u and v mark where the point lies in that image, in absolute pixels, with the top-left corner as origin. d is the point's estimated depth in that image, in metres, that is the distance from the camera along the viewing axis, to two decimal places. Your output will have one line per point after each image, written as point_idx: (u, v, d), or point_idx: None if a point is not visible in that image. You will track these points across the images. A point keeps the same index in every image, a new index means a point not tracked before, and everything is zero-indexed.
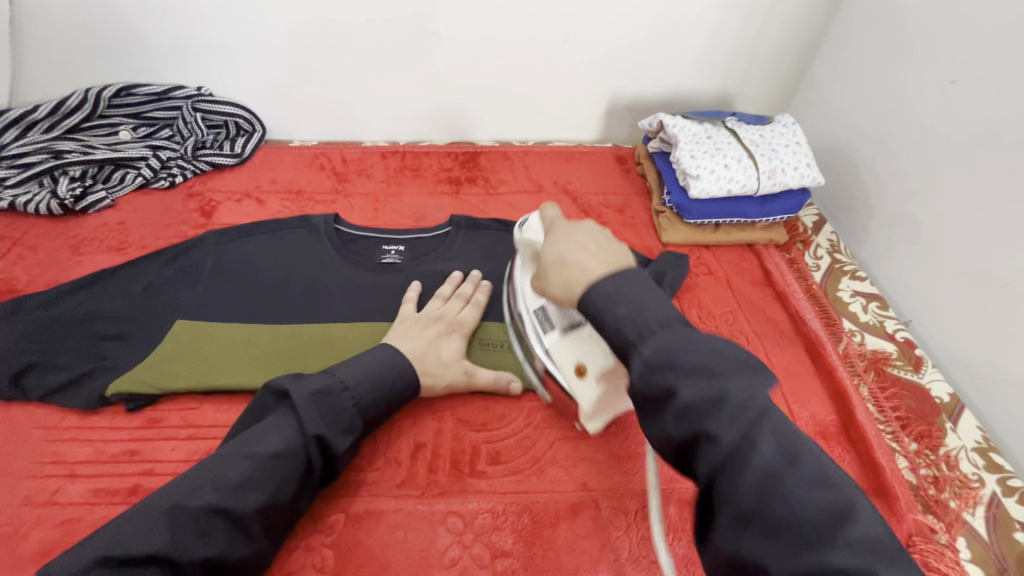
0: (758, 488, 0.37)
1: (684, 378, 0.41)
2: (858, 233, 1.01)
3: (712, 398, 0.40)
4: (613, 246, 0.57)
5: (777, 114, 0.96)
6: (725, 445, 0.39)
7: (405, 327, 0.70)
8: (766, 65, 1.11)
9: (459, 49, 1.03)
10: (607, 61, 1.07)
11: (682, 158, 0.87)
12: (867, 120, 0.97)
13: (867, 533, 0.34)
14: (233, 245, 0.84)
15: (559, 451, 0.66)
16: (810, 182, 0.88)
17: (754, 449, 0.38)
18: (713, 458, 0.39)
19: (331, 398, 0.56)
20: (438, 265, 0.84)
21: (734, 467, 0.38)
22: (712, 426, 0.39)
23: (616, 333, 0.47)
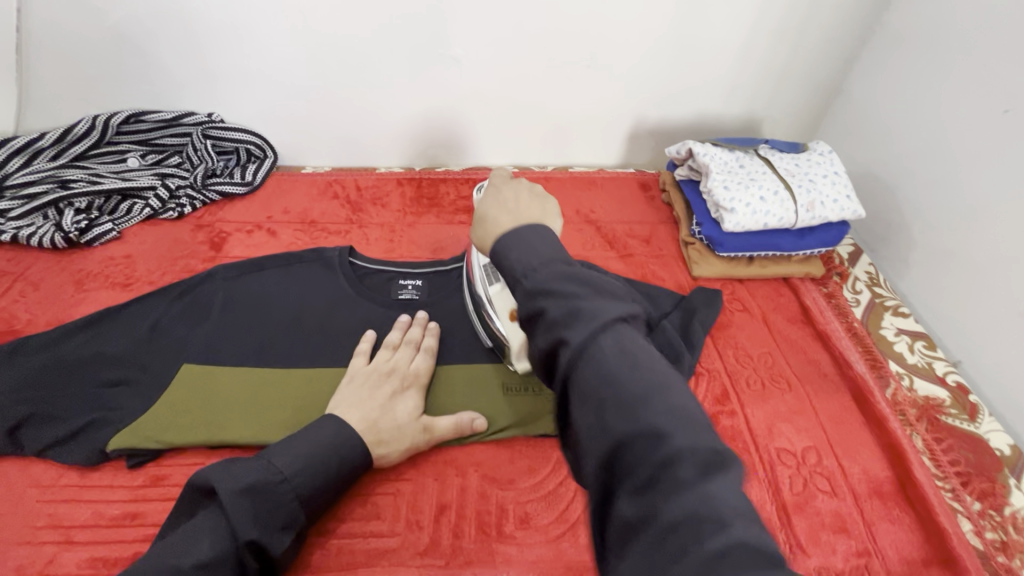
0: (631, 426, 0.35)
1: (553, 302, 0.41)
2: (897, 265, 0.96)
3: (608, 372, 0.37)
4: (531, 203, 0.53)
5: (812, 142, 0.91)
6: (574, 350, 0.38)
7: (352, 388, 0.64)
8: (795, 89, 1.07)
9: (479, 75, 1.00)
10: (631, 85, 1.04)
11: (715, 189, 0.82)
12: (906, 147, 0.93)
13: (669, 453, 0.34)
14: (244, 281, 0.80)
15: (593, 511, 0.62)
16: (851, 215, 0.84)
17: (642, 417, 0.36)
18: (605, 429, 0.36)
19: (263, 490, 0.50)
20: (458, 301, 0.80)
21: (587, 383, 0.38)
22: (610, 394, 0.37)
23: (506, 273, 0.45)
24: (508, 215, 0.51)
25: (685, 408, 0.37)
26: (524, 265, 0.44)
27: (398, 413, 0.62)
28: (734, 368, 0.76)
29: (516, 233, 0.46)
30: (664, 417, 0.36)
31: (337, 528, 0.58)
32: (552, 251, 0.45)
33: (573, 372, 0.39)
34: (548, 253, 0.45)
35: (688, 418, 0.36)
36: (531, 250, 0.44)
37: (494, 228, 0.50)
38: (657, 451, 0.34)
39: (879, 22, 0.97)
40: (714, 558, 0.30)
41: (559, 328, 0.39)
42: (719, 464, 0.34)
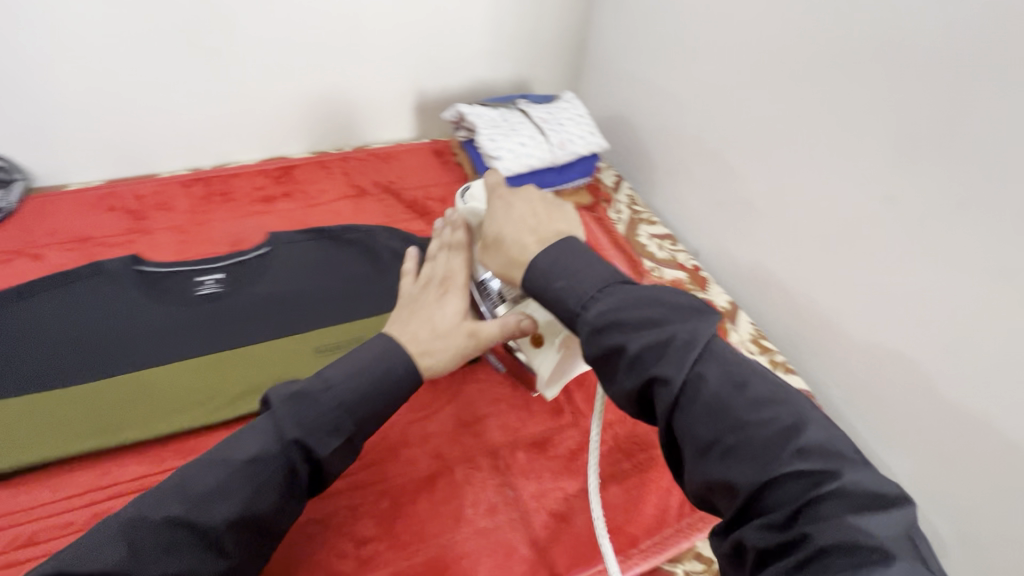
0: (720, 400, 0.41)
1: (630, 333, 0.44)
2: (647, 186, 1.17)
3: (661, 341, 0.43)
4: (455, 320, 0.61)
5: (560, 93, 1.07)
6: (676, 383, 0.42)
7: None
8: (549, 51, 1.23)
9: (246, 64, 1.00)
10: (404, 58, 1.11)
11: (484, 143, 0.93)
12: (632, 89, 1.13)
13: (813, 442, 0.39)
14: (9, 311, 0.74)
15: (407, 435, 0.71)
16: (596, 147, 1.01)
17: (703, 378, 0.42)
18: (669, 396, 0.42)
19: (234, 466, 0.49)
20: (265, 285, 0.82)
21: (687, 402, 0.42)
22: (661, 368, 0.42)
23: (560, 304, 0.49)
24: (428, 334, 0.60)
25: (760, 376, 0.43)
26: (578, 296, 0.48)
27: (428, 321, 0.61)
28: None
29: (547, 260, 0.51)
30: (716, 370, 0.43)
31: None
32: (599, 273, 0.50)
33: (675, 406, 0.43)
34: (596, 277, 0.49)
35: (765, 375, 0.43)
36: (585, 278, 0.49)
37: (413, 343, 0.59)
38: (795, 445, 0.38)
39: None
40: (809, 509, 0.36)
41: (649, 366, 0.43)
42: (785, 409, 0.41)
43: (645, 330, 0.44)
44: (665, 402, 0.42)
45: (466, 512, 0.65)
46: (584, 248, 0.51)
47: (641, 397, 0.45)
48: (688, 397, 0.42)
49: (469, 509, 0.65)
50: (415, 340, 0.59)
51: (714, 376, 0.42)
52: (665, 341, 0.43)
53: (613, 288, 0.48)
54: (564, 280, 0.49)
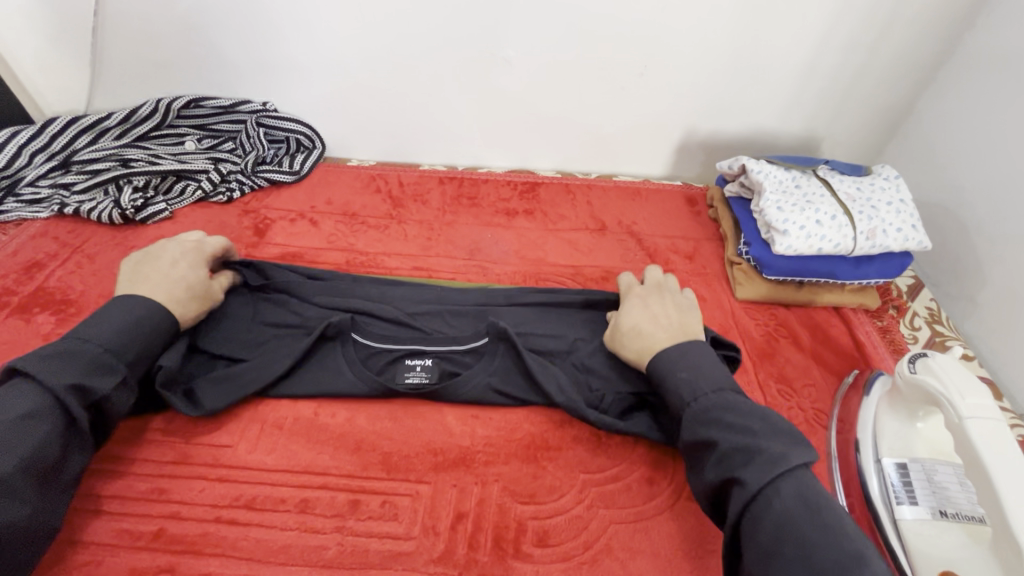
0: (778, 534, 0.45)
1: (724, 431, 0.52)
2: (962, 303, 0.89)
3: (737, 451, 0.50)
4: (678, 315, 0.66)
5: (876, 166, 0.85)
6: (750, 488, 0.47)
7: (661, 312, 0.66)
8: (862, 111, 1.01)
9: (532, 74, 0.99)
10: (682, 97, 1.01)
11: (768, 209, 0.79)
12: (981, 175, 0.87)
13: None
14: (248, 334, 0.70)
15: (607, 556, 0.57)
16: (915, 245, 0.77)
17: (779, 495, 0.46)
18: (743, 498, 0.47)
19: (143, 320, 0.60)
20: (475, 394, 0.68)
21: (755, 513, 0.47)
22: (744, 472, 0.48)
23: (676, 391, 0.57)
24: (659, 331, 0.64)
25: (810, 516, 0.45)
26: (692, 387, 0.56)
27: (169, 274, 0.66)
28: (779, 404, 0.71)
29: (675, 352, 0.60)
30: (785, 499, 0.46)
31: (354, 524, 0.58)
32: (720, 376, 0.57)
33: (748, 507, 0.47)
34: (715, 380, 0.57)
35: (835, 540, 0.44)
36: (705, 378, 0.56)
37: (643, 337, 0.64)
38: None
39: (961, 42, 0.91)
40: None
41: (734, 466, 0.49)
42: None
43: (736, 417, 0.52)
44: (769, 508, 0.46)
45: None
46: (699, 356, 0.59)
47: (716, 491, 0.51)
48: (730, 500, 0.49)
49: None
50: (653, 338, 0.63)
51: (787, 489, 0.47)
52: (749, 452, 0.49)
53: (724, 396, 0.55)
54: (686, 372, 0.58)
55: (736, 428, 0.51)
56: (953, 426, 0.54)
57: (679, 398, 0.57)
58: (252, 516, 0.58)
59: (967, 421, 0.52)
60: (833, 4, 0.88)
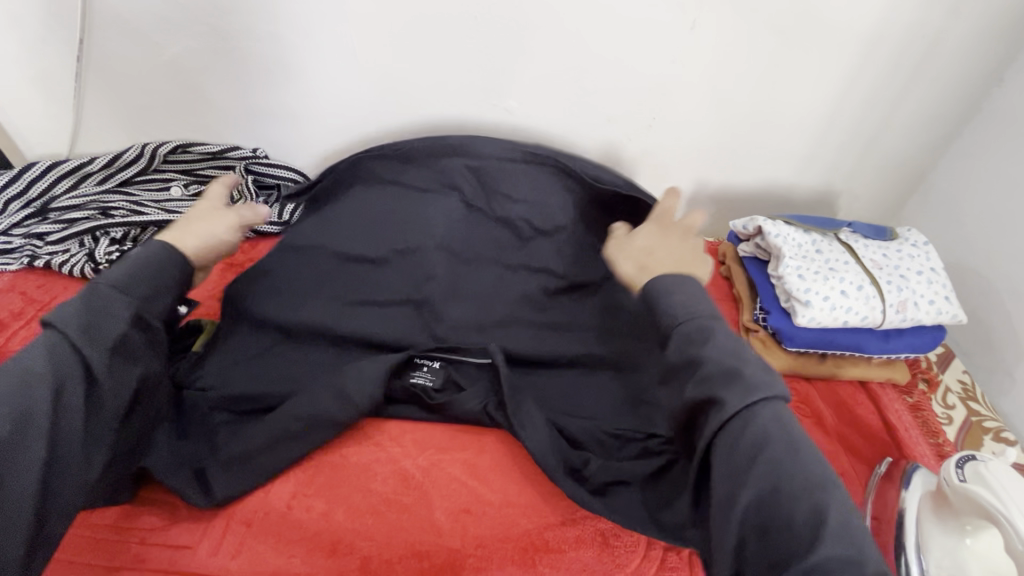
0: (753, 458, 0.43)
1: (713, 354, 0.49)
2: (999, 377, 0.82)
3: (723, 373, 0.47)
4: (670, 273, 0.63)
5: (901, 229, 0.80)
6: (730, 406, 0.46)
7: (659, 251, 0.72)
8: (881, 166, 0.96)
9: (534, 126, 0.95)
10: (692, 149, 0.96)
11: (788, 277, 0.73)
12: (1016, 240, 0.81)
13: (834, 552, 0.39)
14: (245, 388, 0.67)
15: None
16: (948, 319, 0.71)
17: (754, 422, 0.45)
18: (719, 417, 0.46)
19: (157, 259, 0.57)
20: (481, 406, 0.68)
21: (735, 426, 0.45)
22: (724, 393, 0.46)
23: (668, 313, 0.53)
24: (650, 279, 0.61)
25: (783, 445, 0.44)
26: (689, 309, 0.53)
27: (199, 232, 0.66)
28: None
29: (673, 286, 0.55)
30: (765, 417, 0.45)
31: None
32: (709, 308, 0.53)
33: (719, 429, 0.46)
34: (711, 306, 0.54)
35: (809, 465, 0.44)
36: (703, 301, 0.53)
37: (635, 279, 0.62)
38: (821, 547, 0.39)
39: (986, 99, 0.87)
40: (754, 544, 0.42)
41: (714, 385, 0.47)
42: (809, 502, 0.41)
43: (720, 353, 0.49)
44: (732, 430, 0.45)
45: None
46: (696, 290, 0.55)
47: (691, 409, 0.50)
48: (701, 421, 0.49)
49: None
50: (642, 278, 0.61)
51: (766, 412, 0.45)
52: (727, 373, 0.47)
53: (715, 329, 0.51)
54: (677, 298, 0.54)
55: (727, 355, 0.48)
56: (1017, 554, 0.46)
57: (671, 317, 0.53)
58: None
59: None
60: (850, 59, 0.84)
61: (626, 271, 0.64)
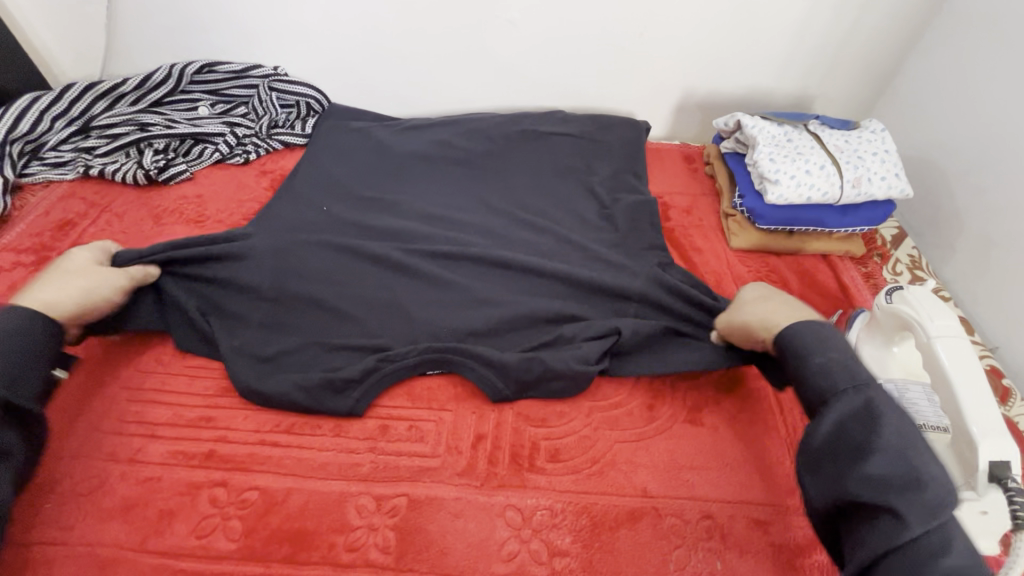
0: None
1: (887, 460, 0.47)
2: (942, 250, 0.95)
3: (910, 480, 0.46)
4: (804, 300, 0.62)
5: (865, 120, 0.90)
6: (909, 526, 0.44)
7: (773, 298, 0.65)
8: (852, 69, 1.05)
9: (533, 35, 1.02)
10: (679, 57, 1.04)
11: (761, 161, 0.84)
12: (962, 128, 0.91)
13: None
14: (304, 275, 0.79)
15: (611, 471, 0.64)
16: (897, 193, 0.82)
17: (942, 541, 0.43)
18: (891, 531, 0.44)
19: (21, 329, 0.57)
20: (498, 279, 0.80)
21: (908, 552, 0.43)
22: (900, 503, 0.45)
23: (817, 381, 0.53)
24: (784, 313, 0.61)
25: (962, 549, 0.43)
26: (850, 378, 0.52)
27: (64, 266, 0.66)
28: None
29: (810, 332, 0.56)
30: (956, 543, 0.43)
31: (384, 445, 0.65)
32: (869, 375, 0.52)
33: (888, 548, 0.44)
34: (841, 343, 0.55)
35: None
36: (848, 372, 0.52)
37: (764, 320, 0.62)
38: None
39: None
40: None
41: (887, 492, 0.46)
42: None
43: (895, 429, 0.48)
44: (884, 535, 0.45)
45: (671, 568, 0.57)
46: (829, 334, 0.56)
47: (846, 507, 0.48)
48: (860, 520, 0.47)
49: (675, 565, 0.58)
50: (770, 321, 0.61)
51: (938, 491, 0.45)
52: (901, 454, 0.47)
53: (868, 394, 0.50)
54: (817, 356, 0.54)
55: (896, 450, 0.47)
56: (923, 346, 0.60)
57: (818, 390, 0.52)
58: (291, 439, 0.64)
59: (935, 340, 0.58)
60: None
61: (751, 300, 0.66)
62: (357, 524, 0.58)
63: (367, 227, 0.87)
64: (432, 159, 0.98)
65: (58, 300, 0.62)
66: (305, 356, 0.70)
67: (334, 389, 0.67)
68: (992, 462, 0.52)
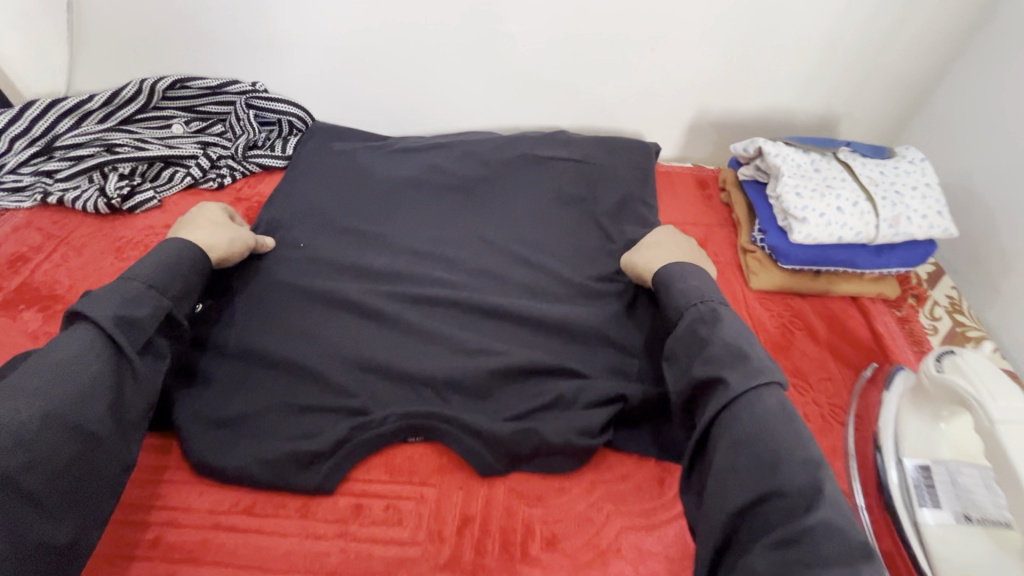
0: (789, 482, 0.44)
1: (732, 369, 0.52)
2: (983, 290, 0.86)
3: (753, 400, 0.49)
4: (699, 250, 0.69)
5: (900, 148, 0.81)
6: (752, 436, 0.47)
7: (681, 245, 0.74)
8: (882, 88, 0.96)
9: (534, 51, 0.93)
10: (693, 74, 0.95)
11: (785, 195, 0.75)
12: (1009, 157, 0.82)
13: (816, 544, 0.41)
14: (275, 322, 0.71)
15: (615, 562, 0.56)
16: (939, 233, 0.74)
17: (785, 452, 0.46)
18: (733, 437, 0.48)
19: (106, 343, 0.52)
20: (490, 326, 0.72)
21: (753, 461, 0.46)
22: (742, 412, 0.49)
23: (677, 301, 0.61)
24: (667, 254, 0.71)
25: (797, 451, 0.46)
26: (696, 296, 0.60)
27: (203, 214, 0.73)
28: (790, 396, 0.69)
29: (678, 277, 0.63)
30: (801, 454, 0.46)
31: (357, 530, 0.57)
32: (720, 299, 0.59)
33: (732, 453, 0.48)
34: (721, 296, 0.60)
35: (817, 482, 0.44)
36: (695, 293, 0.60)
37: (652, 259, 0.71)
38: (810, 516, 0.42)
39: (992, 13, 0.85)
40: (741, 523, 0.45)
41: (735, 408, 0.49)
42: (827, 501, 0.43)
43: (732, 337, 0.54)
44: (734, 443, 0.48)
45: None
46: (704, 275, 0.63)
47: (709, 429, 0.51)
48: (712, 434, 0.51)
49: None
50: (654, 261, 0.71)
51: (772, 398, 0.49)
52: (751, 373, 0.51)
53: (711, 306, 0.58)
54: (684, 284, 0.62)
55: (735, 357, 0.52)
56: (984, 431, 0.51)
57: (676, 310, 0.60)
58: (250, 522, 0.56)
59: (999, 426, 0.49)
60: None
61: (648, 243, 0.75)
62: None
63: (348, 265, 0.78)
64: (422, 186, 0.90)
65: (211, 240, 0.69)
66: (270, 420, 0.62)
67: (301, 463, 0.59)
68: None
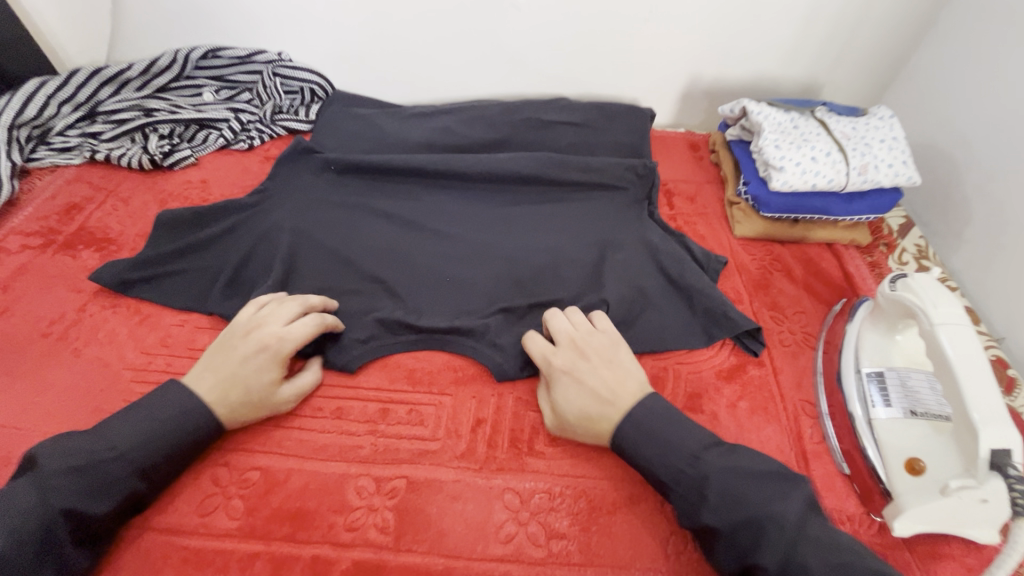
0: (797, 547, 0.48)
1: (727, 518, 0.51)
2: (949, 240, 0.94)
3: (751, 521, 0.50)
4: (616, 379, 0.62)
5: (873, 107, 0.88)
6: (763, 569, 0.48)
7: (582, 366, 0.63)
8: (862, 56, 1.03)
9: (538, 23, 1.01)
10: (686, 43, 1.03)
11: (766, 147, 0.83)
12: (974, 117, 0.90)
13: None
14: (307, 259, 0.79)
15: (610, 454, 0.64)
16: (905, 181, 0.81)
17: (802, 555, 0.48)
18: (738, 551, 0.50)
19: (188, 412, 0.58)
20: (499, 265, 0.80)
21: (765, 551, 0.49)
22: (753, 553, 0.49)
23: (647, 469, 0.56)
24: (610, 405, 0.60)
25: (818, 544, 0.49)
26: (665, 460, 0.55)
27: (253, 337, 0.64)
28: (767, 324, 0.77)
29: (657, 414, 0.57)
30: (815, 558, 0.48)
31: (385, 428, 0.65)
32: (687, 437, 0.56)
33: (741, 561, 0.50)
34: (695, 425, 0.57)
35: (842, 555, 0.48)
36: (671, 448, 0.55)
37: (581, 425, 0.61)
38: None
39: None
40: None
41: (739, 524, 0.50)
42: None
43: (718, 490, 0.52)
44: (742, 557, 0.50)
45: (670, 550, 0.57)
46: (662, 408, 0.59)
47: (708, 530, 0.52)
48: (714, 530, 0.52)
49: (674, 548, 0.58)
50: (586, 415, 0.60)
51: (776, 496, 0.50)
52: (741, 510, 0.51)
53: (702, 462, 0.54)
54: (649, 446, 0.56)
55: (729, 502, 0.51)
56: (926, 333, 0.59)
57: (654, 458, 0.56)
58: (292, 421, 0.65)
59: (938, 327, 0.57)
60: None
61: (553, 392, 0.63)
62: (357, 504, 0.59)
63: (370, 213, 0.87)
64: (434, 147, 0.98)
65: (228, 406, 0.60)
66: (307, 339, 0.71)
67: None
68: (993, 449, 0.51)
